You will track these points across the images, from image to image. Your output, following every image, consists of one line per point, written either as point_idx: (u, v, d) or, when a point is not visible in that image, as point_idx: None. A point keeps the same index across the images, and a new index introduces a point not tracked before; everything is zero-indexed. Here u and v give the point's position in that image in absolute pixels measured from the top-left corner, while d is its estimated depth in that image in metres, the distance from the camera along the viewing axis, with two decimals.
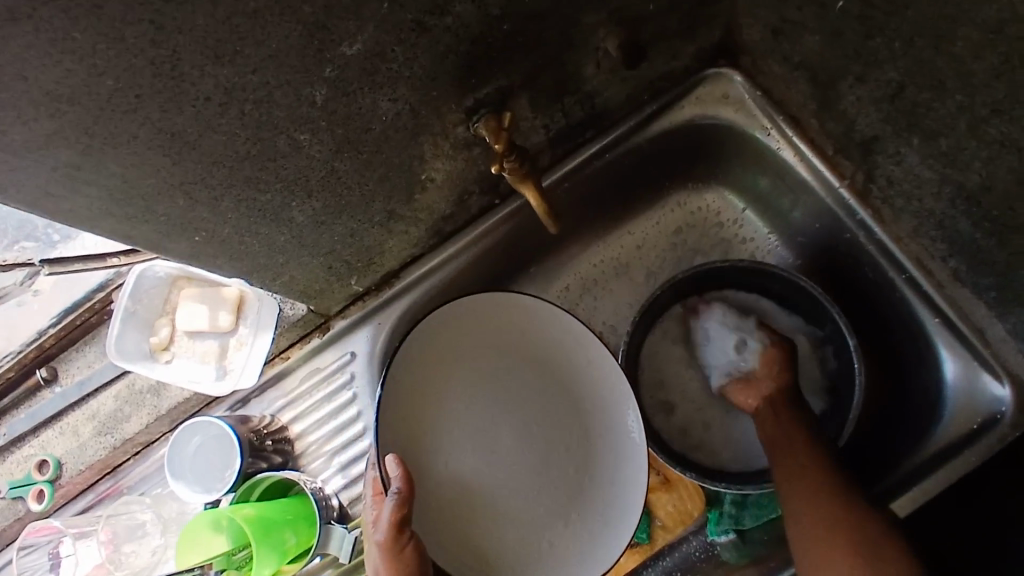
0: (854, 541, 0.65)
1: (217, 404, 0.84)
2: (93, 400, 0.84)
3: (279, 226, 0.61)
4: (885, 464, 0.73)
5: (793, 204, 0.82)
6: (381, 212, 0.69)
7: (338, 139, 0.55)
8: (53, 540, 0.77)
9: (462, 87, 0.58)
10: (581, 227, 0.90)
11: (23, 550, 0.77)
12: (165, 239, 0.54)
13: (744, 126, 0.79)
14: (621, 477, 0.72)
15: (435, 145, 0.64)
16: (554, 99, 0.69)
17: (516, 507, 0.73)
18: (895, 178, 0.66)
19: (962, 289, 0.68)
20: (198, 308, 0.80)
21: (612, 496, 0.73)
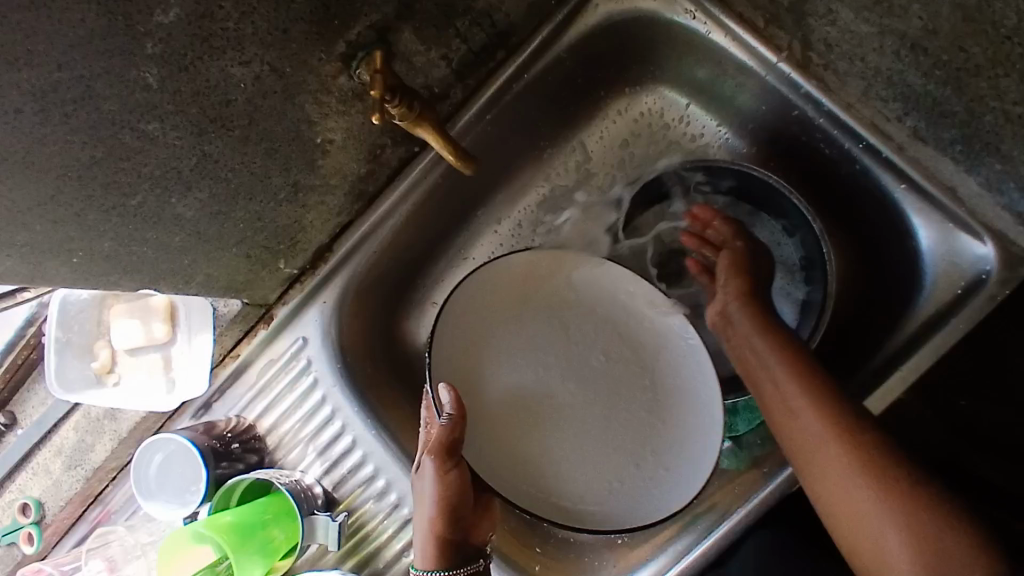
0: (868, 462, 0.55)
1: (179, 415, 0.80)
2: (56, 436, 0.81)
3: (170, 225, 0.56)
4: (871, 348, 0.68)
5: (735, 88, 0.75)
6: (286, 186, 0.63)
7: (197, 119, 0.49)
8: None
9: (324, 32, 0.51)
10: (519, 157, 0.84)
11: None
12: (39, 269, 0.49)
13: (665, 13, 0.72)
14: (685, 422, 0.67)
15: (320, 103, 0.57)
16: (444, 24, 0.61)
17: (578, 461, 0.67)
18: (832, 41, 0.59)
19: (926, 148, 0.62)
20: (131, 322, 0.76)
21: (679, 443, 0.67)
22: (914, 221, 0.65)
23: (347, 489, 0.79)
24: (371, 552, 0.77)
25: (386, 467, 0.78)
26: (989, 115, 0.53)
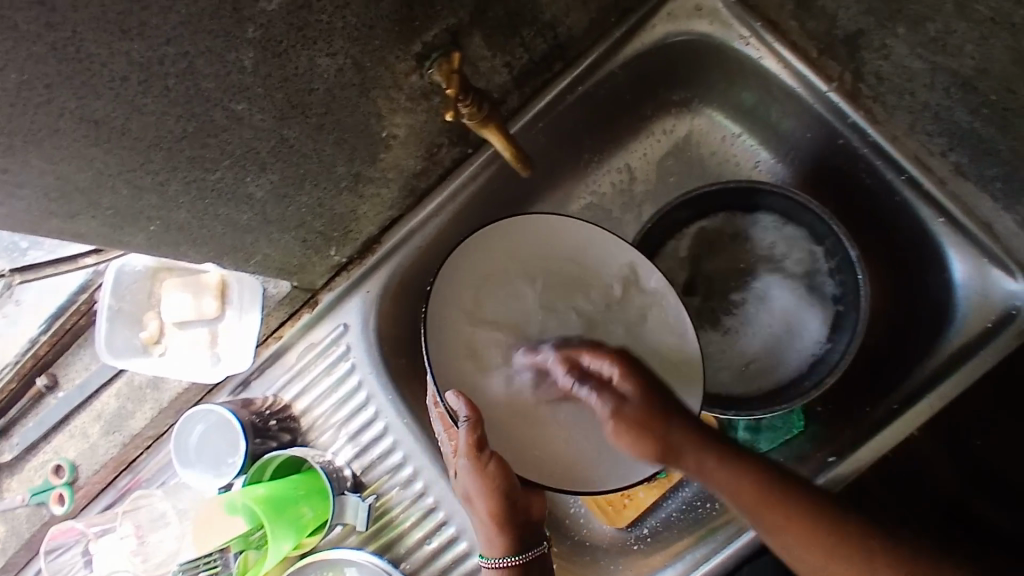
0: (847, 541, 0.56)
1: (217, 392, 0.83)
2: (96, 402, 0.84)
3: (238, 203, 0.58)
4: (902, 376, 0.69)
5: (782, 115, 0.78)
6: (347, 176, 0.66)
7: (279, 104, 0.52)
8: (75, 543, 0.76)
9: (405, 32, 0.54)
10: (564, 167, 0.87)
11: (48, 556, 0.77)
12: (118, 233, 0.52)
13: (720, 38, 0.74)
14: None
15: (390, 99, 0.60)
16: (511, 33, 0.64)
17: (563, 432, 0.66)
18: (883, 74, 0.62)
19: (967, 183, 0.64)
20: (181, 297, 0.78)
21: None
22: (948, 251, 0.67)
23: (375, 473, 0.81)
24: (394, 537, 0.79)
25: (416, 455, 0.81)
26: None
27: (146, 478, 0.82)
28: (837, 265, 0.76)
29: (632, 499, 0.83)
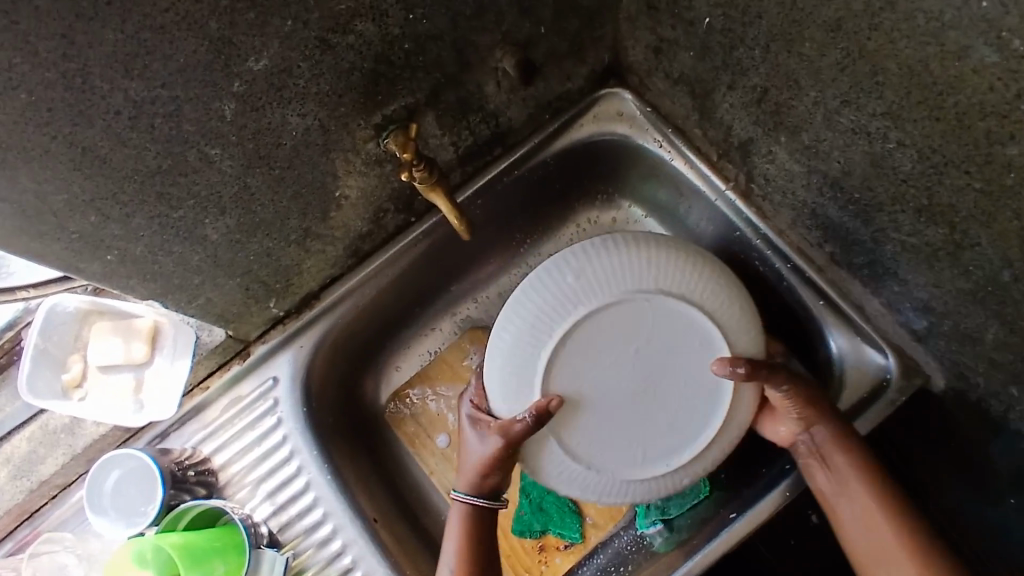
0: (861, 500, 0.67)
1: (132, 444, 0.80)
2: (2, 446, 0.80)
3: (194, 243, 0.61)
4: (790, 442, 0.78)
5: (689, 210, 0.89)
6: (297, 230, 0.70)
7: (249, 153, 0.57)
8: None
9: (368, 103, 0.61)
10: (496, 243, 0.94)
11: None
12: (75, 259, 0.54)
13: (637, 140, 0.85)
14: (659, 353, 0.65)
15: (347, 161, 0.66)
16: (460, 116, 0.73)
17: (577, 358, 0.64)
18: (770, 177, 0.73)
19: (840, 272, 0.75)
20: (110, 341, 0.78)
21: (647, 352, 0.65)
22: (829, 331, 0.77)
23: (292, 532, 0.79)
24: None
25: (336, 514, 0.80)
26: (890, 245, 0.65)
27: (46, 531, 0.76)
28: None
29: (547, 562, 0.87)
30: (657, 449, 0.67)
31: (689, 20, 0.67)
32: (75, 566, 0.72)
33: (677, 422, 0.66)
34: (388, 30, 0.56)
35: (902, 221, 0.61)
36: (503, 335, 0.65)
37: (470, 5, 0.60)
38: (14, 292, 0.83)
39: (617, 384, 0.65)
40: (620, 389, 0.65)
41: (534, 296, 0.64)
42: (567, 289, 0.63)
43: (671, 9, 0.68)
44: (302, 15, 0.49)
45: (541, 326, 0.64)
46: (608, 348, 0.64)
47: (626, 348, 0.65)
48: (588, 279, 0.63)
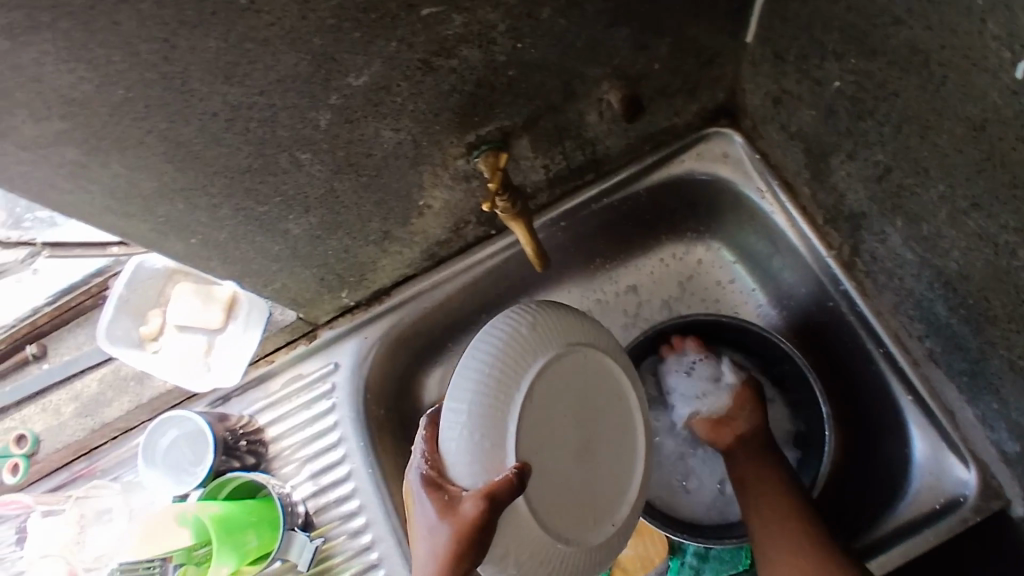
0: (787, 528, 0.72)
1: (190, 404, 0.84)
2: (78, 381, 0.85)
3: (275, 235, 0.63)
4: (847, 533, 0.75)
5: (783, 266, 0.84)
6: (377, 232, 0.71)
7: (338, 160, 0.57)
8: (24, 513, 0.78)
9: (464, 123, 0.60)
10: (573, 266, 0.91)
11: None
12: (160, 240, 0.56)
13: (740, 185, 0.81)
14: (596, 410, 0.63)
15: (434, 174, 0.66)
16: (556, 142, 0.71)
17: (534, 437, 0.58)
18: (878, 256, 0.68)
19: (937, 371, 0.68)
20: (189, 303, 0.82)
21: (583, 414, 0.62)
22: (912, 430, 0.71)
23: (328, 516, 0.82)
24: None
25: (371, 506, 0.82)
26: (998, 360, 0.59)
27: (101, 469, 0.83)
28: (809, 415, 0.81)
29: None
30: (602, 511, 0.63)
31: (817, 78, 0.62)
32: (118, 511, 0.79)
33: (616, 487, 0.64)
34: (494, 57, 0.54)
35: (1017, 340, 0.55)
36: (452, 429, 0.56)
37: (585, 38, 0.58)
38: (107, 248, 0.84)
39: (567, 451, 0.61)
40: (570, 453, 0.61)
41: (472, 372, 0.58)
42: (514, 357, 0.58)
43: (799, 62, 0.64)
44: (408, 38, 0.49)
45: (492, 393, 0.57)
46: (556, 410, 0.60)
47: (571, 406, 0.62)
48: (539, 335, 0.60)
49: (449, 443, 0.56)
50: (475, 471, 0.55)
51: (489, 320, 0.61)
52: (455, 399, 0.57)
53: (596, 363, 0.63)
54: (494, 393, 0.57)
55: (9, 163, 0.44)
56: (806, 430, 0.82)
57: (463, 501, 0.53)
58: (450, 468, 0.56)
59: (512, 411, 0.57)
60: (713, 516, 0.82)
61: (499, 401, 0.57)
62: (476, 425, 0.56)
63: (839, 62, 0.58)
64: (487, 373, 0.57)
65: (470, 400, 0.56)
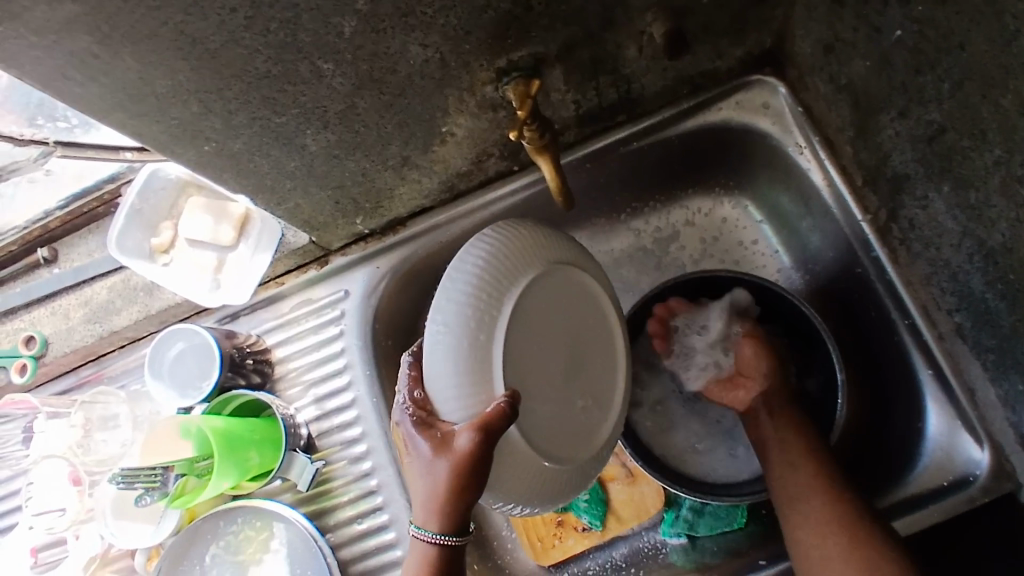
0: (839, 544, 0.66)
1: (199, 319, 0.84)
2: (87, 288, 0.85)
3: (292, 150, 0.61)
4: None
5: (811, 228, 0.81)
6: (397, 156, 0.69)
7: (361, 74, 0.54)
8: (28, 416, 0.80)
9: (495, 45, 0.57)
10: (594, 211, 0.89)
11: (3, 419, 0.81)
12: (173, 145, 0.54)
13: (778, 139, 0.77)
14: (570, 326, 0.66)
15: (460, 99, 0.63)
16: (589, 76, 0.67)
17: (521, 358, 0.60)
18: (917, 222, 0.64)
19: (963, 347, 0.66)
20: (202, 218, 0.80)
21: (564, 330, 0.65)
22: (927, 407, 0.69)
23: (330, 440, 0.82)
24: (331, 505, 0.80)
25: (372, 434, 0.82)
26: None
27: (109, 375, 0.84)
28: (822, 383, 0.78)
29: (560, 539, 0.86)
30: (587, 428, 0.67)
31: (875, 27, 0.58)
32: (125, 420, 0.80)
33: (598, 404, 0.68)
34: None
35: None
36: (437, 352, 0.58)
37: None
38: (120, 153, 0.86)
39: (555, 370, 0.64)
40: (556, 371, 0.64)
41: (459, 291, 0.59)
42: (492, 283, 0.60)
43: (857, 7, 0.59)
44: None
45: (476, 321, 0.58)
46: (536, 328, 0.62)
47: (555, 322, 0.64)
48: (513, 262, 0.61)
49: (435, 365, 0.58)
50: (464, 401, 0.57)
51: (463, 246, 0.62)
52: (439, 327, 0.58)
53: (575, 284, 0.66)
54: (480, 316, 0.58)
55: (18, 46, 0.42)
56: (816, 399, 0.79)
57: (457, 435, 0.55)
58: (437, 404, 0.58)
59: (494, 332, 0.59)
60: (715, 475, 0.81)
61: (475, 310, 0.59)
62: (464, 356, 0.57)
63: (902, 9, 0.54)
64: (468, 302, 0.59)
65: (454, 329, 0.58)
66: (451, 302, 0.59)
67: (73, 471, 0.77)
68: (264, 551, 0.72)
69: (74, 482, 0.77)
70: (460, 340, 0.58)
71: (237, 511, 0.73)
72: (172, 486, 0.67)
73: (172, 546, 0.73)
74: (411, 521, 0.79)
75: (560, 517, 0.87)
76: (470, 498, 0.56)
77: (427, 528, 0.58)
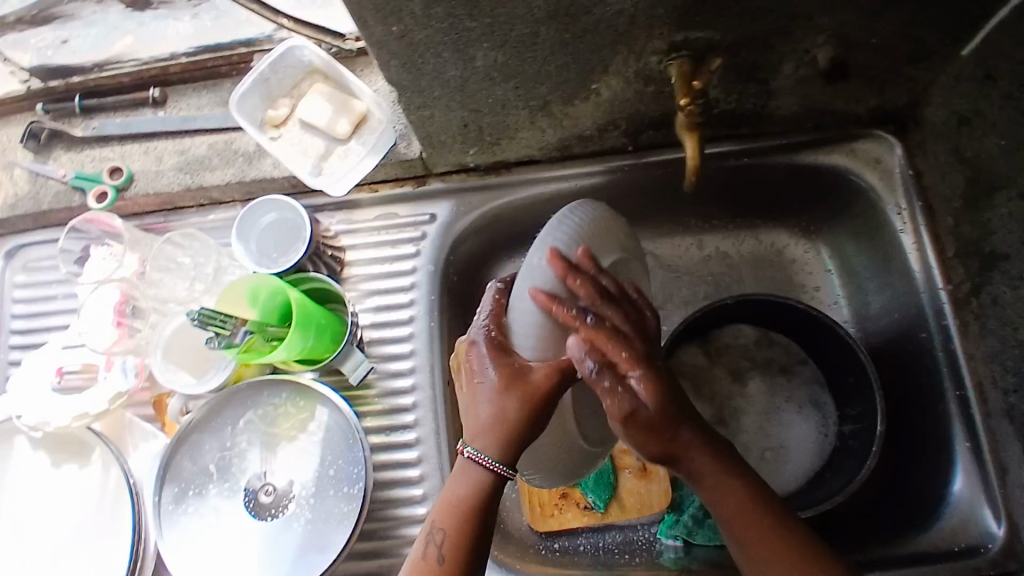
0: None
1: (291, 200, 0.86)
2: (187, 138, 0.85)
3: (459, 59, 0.64)
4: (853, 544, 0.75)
5: (876, 291, 0.84)
6: (540, 99, 0.71)
7: (560, 5, 0.58)
8: (96, 239, 0.82)
9: (684, 17, 0.60)
10: (681, 215, 0.91)
11: (71, 232, 0.82)
12: (370, 11, 0.56)
13: (882, 196, 0.79)
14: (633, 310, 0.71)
15: (624, 61, 0.66)
16: (741, 79, 0.70)
17: None
18: (1001, 301, 0.69)
19: (1008, 427, 0.70)
20: (322, 104, 0.81)
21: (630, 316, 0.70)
22: (956, 473, 0.73)
23: (379, 350, 0.83)
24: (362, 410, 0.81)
25: (420, 356, 0.82)
26: None
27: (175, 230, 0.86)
28: (854, 432, 0.82)
29: (561, 511, 0.88)
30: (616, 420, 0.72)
31: None
32: (185, 267, 0.79)
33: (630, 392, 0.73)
34: None
35: None
36: (528, 293, 0.61)
37: None
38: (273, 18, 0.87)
39: None
40: None
41: (562, 243, 0.62)
42: (593, 246, 0.63)
43: None
44: None
45: None
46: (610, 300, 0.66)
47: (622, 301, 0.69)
48: (616, 242, 0.66)
49: (522, 304, 0.61)
50: (542, 344, 0.61)
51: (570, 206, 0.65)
52: (536, 270, 0.61)
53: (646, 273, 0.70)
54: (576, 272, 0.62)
55: None
56: (843, 445, 0.82)
57: (540, 367, 0.59)
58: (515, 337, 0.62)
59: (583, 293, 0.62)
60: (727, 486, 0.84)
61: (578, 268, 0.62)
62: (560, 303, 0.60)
63: None
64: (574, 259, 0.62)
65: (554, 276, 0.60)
66: (554, 249, 0.61)
67: (121, 303, 0.78)
68: (300, 432, 0.73)
69: (118, 314, 0.78)
70: (551, 290, 0.61)
71: (280, 389, 0.74)
72: (240, 339, 0.69)
73: (210, 403, 0.73)
74: (436, 447, 0.79)
75: (567, 489, 0.89)
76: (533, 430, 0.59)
77: (485, 454, 0.59)
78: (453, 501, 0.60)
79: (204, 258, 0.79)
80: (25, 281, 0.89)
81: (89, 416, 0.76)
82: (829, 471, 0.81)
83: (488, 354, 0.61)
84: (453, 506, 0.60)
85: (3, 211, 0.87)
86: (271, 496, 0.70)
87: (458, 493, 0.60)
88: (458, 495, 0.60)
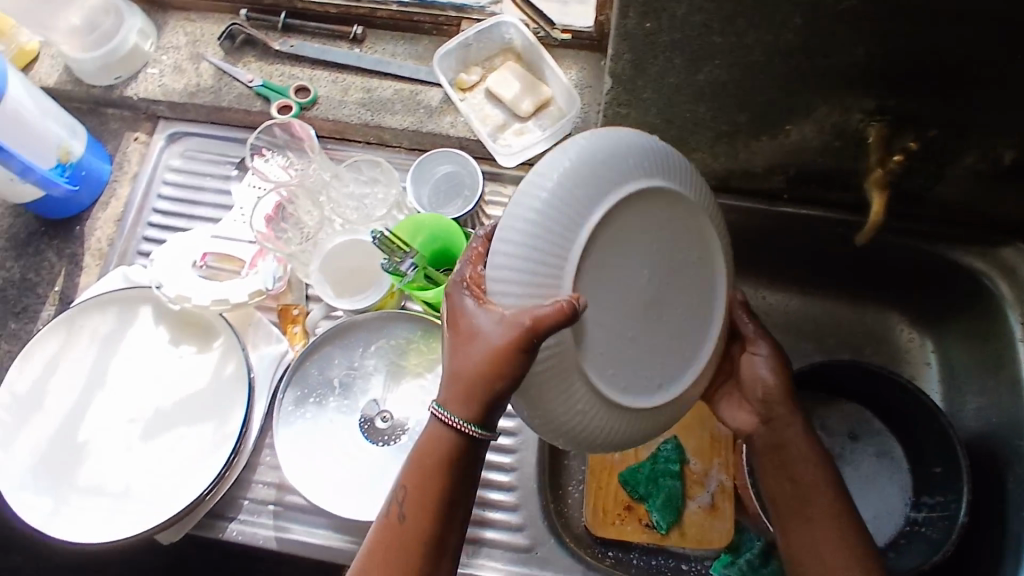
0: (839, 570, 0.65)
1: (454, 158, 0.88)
2: (376, 79, 0.90)
3: (686, 70, 0.67)
4: None
5: (975, 394, 0.87)
6: (731, 127, 0.74)
7: (806, 43, 0.62)
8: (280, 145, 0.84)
9: (905, 86, 0.65)
10: (801, 275, 0.95)
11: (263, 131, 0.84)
12: (638, 4, 0.61)
13: (1010, 305, 0.81)
14: (692, 260, 0.59)
15: (828, 113, 0.70)
16: (921, 159, 0.75)
17: (615, 281, 0.55)
18: None
19: None
20: (513, 81, 0.86)
21: (689, 276, 0.59)
22: None
23: None
24: None
25: None
26: None
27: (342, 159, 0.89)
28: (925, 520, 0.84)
29: (621, 523, 0.89)
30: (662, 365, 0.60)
31: None
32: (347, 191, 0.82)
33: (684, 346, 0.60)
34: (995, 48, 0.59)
35: None
36: (508, 240, 0.50)
37: None
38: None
39: (646, 295, 0.57)
40: (647, 298, 0.57)
41: (547, 176, 0.51)
42: (604, 167, 0.52)
43: None
44: None
45: (559, 212, 0.50)
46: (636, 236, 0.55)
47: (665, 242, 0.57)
48: (613, 167, 0.52)
49: (500, 241, 0.51)
50: (522, 292, 0.50)
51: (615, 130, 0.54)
52: (511, 226, 0.50)
53: (698, 216, 0.58)
54: (571, 200, 0.51)
55: None
56: (912, 530, 0.84)
57: (497, 323, 0.50)
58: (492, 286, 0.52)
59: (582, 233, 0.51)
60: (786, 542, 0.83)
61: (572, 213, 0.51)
62: (539, 236, 0.50)
63: None
64: (559, 194, 0.51)
65: (527, 236, 0.50)
66: (543, 189, 0.51)
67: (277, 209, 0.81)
68: (426, 370, 0.75)
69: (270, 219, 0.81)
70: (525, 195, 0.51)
71: (409, 323, 0.76)
72: (406, 269, 0.71)
73: (345, 322, 0.76)
74: None
75: (629, 502, 0.90)
76: (492, 390, 0.50)
77: (451, 413, 0.52)
78: (417, 474, 0.54)
79: (376, 204, 0.81)
80: (179, 167, 0.92)
81: (228, 305, 0.78)
82: (894, 552, 0.83)
83: (460, 307, 0.52)
84: (418, 481, 0.54)
85: (182, 98, 0.91)
86: (387, 423, 0.73)
87: (427, 465, 0.54)
88: (423, 482, 0.54)
